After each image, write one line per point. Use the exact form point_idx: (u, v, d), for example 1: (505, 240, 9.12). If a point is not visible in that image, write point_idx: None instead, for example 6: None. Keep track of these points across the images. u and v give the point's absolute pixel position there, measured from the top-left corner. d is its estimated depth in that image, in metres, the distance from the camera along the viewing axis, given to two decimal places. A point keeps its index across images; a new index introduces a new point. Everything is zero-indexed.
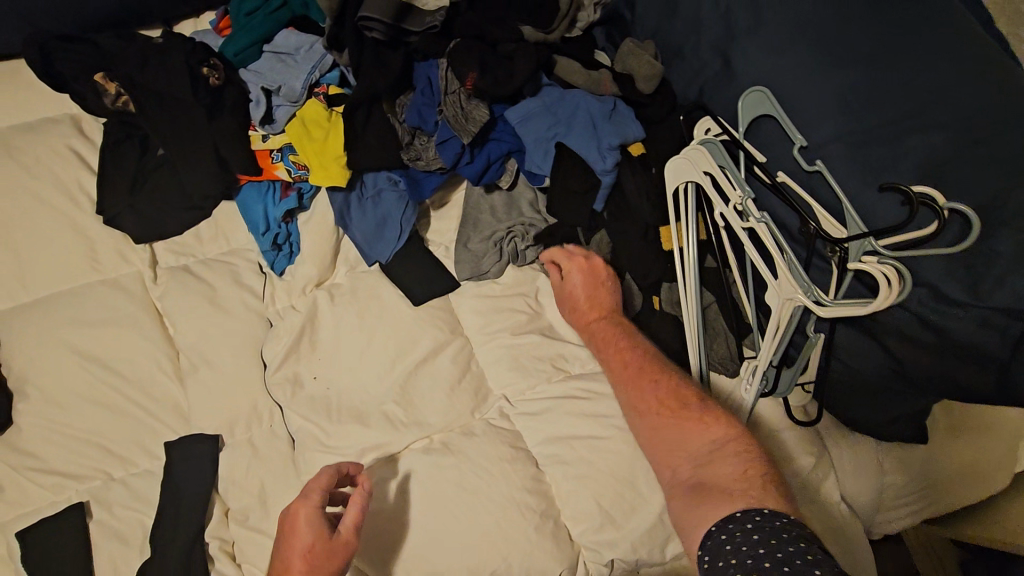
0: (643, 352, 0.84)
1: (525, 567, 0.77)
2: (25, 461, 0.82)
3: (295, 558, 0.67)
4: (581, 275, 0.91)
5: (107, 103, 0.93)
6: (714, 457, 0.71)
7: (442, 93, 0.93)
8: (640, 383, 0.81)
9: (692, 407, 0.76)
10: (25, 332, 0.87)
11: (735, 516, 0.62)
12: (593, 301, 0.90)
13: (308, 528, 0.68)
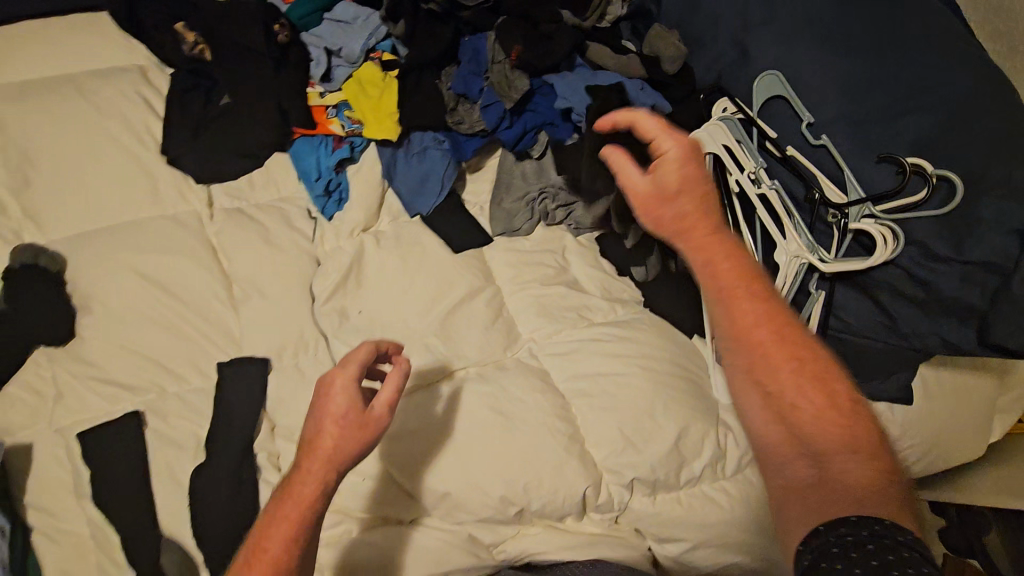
0: (778, 311, 0.67)
1: (555, 484, 0.84)
2: (89, 370, 0.88)
3: (330, 424, 0.70)
4: (681, 169, 0.72)
5: (185, 50, 1.05)
6: (845, 458, 0.61)
7: (488, 62, 1.03)
8: (772, 356, 0.65)
9: (835, 396, 0.64)
10: (92, 255, 0.93)
11: (850, 520, 0.56)
12: (705, 227, 0.70)
13: (346, 396, 0.71)
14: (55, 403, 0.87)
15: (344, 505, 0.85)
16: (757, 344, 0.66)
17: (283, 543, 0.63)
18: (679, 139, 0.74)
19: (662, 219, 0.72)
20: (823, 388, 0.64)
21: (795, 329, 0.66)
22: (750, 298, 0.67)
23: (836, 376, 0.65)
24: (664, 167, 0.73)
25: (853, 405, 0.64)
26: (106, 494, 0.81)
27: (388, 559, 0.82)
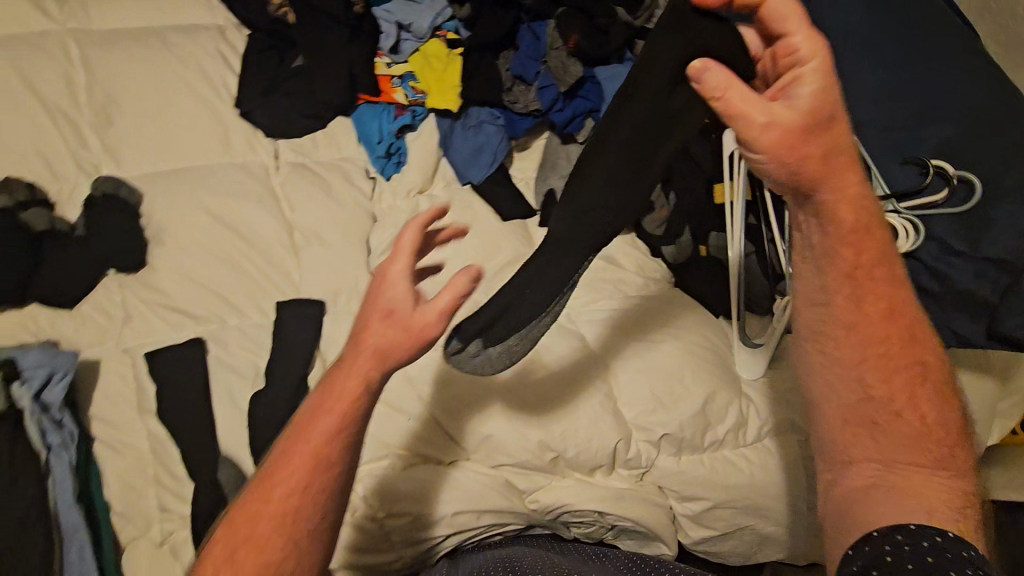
0: (899, 316, 0.72)
1: (591, 434, 0.89)
2: (158, 296, 0.94)
3: (383, 322, 0.66)
4: (821, 91, 0.64)
5: (270, 11, 1.13)
6: (928, 471, 0.68)
7: (547, 48, 1.12)
8: (891, 359, 0.71)
9: (931, 409, 0.71)
10: (168, 192, 1.00)
11: (909, 528, 0.62)
12: (838, 173, 0.67)
13: (397, 289, 0.67)
14: (124, 325, 0.92)
15: (388, 439, 0.89)
16: (880, 346, 0.72)
17: (329, 435, 0.64)
18: (820, 48, 0.65)
19: (797, 150, 0.64)
20: (934, 405, 0.71)
21: (925, 342, 0.73)
22: (886, 296, 0.72)
23: (936, 388, 0.71)
24: (801, 88, 0.64)
25: (953, 424, 0.71)
26: (170, 409, 0.86)
27: (426, 493, 0.86)
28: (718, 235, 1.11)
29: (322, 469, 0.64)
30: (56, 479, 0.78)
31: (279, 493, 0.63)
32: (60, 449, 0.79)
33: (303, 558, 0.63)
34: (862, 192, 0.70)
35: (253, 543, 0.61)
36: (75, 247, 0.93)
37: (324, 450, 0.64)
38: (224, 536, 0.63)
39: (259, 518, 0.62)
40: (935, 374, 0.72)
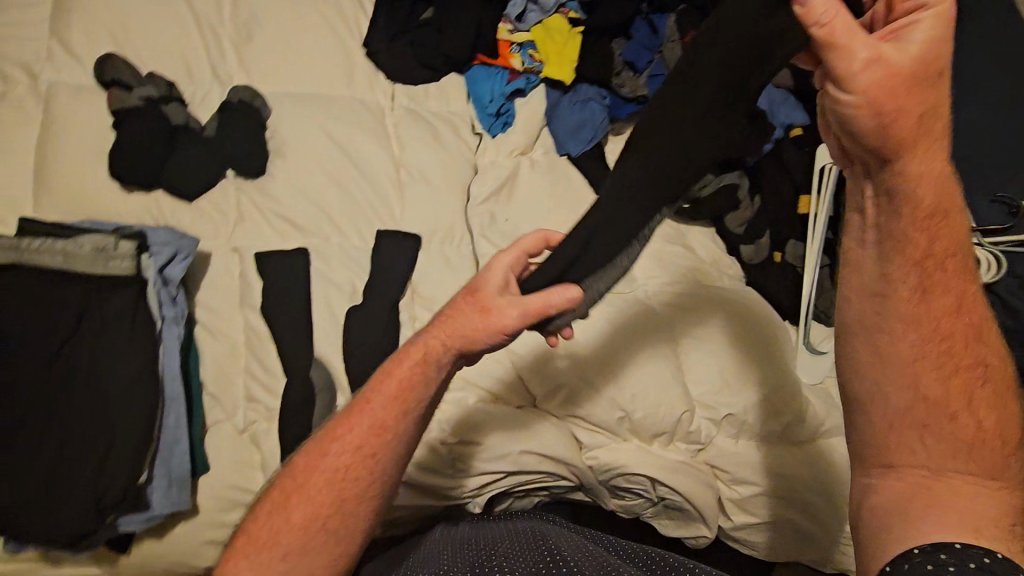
0: (968, 317, 0.68)
1: (660, 399, 0.93)
2: (271, 204, 1.00)
3: (468, 309, 0.74)
4: (935, 39, 0.60)
5: None
6: (973, 482, 0.63)
7: (665, 40, 1.17)
8: (954, 361, 0.67)
9: (984, 418, 0.65)
10: (295, 112, 1.06)
11: (954, 547, 0.55)
12: (926, 137, 0.62)
13: (483, 283, 0.77)
14: (236, 225, 0.98)
15: (467, 374, 0.95)
16: (942, 343, 0.67)
17: (388, 409, 0.72)
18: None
19: (895, 94, 0.59)
20: (988, 412, 0.66)
21: (986, 346, 0.68)
22: (956, 292, 0.68)
23: (994, 395, 0.66)
24: (914, 33, 0.60)
25: (1010, 435, 0.66)
26: (271, 307, 0.91)
27: (497, 428, 0.91)
28: (796, 244, 1.14)
29: (382, 437, 0.72)
30: (165, 349, 0.82)
31: (334, 453, 0.71)
32: (172, 322, 0.84)
33: (348, 515, 0.71)
34: (946, 173, 0.65)
35: (303, 495, 0.70)
36: (203, 145, 0.99)
37: (383, 423, 0.72)
38: (283, 485, 0.72)
39: (315, 471, 0.71)
40: (995, 382, 0.67)
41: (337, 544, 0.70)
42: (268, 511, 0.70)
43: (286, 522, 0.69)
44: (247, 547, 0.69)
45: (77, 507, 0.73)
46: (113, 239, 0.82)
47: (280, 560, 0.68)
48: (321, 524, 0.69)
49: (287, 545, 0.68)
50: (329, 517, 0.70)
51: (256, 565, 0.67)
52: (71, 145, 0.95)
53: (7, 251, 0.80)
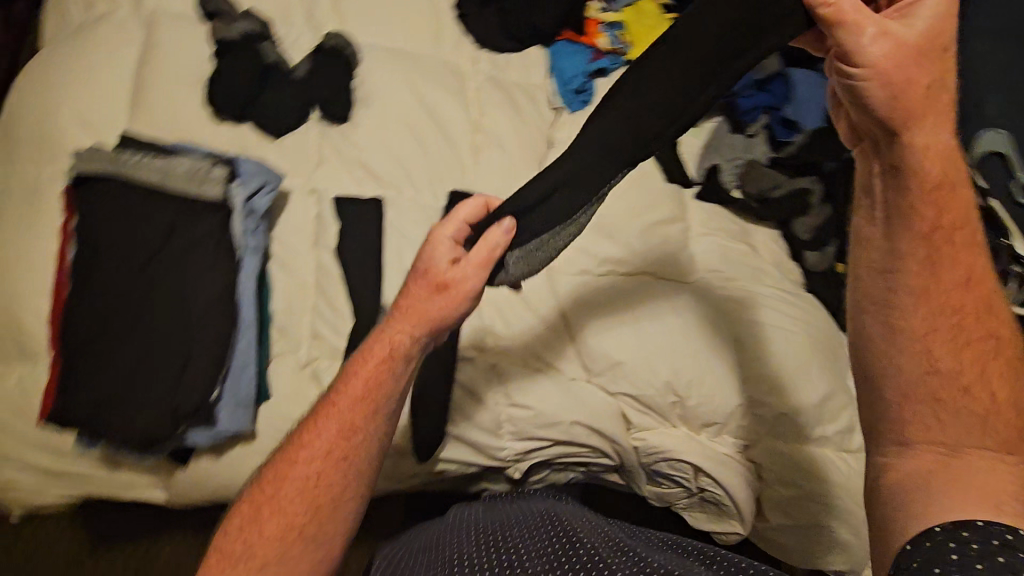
0: (977, 285, 0.67)
1: (714, 388, 0.94)
2: (352, 152, 1.01)
3: (423, 287, 0.75)
4: (939, 18, 0.61)
5: None
6: (990, 456, 0.62)
7: None
8: (964, 333, 0.66)
9: (994, 385, 0.64)
10: (382, 64, 1.07)
11: (974, 525, 0.55)
12: (934, 108, 0.63)
13: (431, 262, 0.75)
14: (317, 167, 1.00)
15: (525, 340, 0.95)
16: (952, 315, 0.66)
17: (352, 403, 0.72)
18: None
19: (900, 67, 0.60)
20: (1001, 384, 0.65)
21: (996, 318, 0.67)
22: (968, 266, 0.67)
23: (1008, 365, 0.66)
24: (920, 10, 0.61)
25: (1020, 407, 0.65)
26: (344, 250, 0.93)
27: (551, 397, 0.91)
28: None
29: (348, 437, 0.72)
30: (243, 275, 0.84)
31: (302, 463, 0.71)
32: (253, 252, 0.86)
33: (325, 521, 0.70)
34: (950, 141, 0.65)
35: (274, 507, 0.70)
36: (294, 86, 1.01)
37: (348, 424, 0.72)
38: (251, 498, 0.72)
39: (286, 481, 0.71)
40: (1005, 353, 0.66)
41: (315, 552, 0.70)
42: (244, 524, 0.70)
43: (259, 536, 0.69)
44: (222, 565, 0.68)
45: (154, 415, 0.77)
46: (207, 163, 0.85)
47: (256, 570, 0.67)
48: (297, 532, 0.69)
49: (266, 557, 0.68)
50: (303, 527, 0.69)
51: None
52: (170, 70, 0.98)
53: (110, 162, 0.84)
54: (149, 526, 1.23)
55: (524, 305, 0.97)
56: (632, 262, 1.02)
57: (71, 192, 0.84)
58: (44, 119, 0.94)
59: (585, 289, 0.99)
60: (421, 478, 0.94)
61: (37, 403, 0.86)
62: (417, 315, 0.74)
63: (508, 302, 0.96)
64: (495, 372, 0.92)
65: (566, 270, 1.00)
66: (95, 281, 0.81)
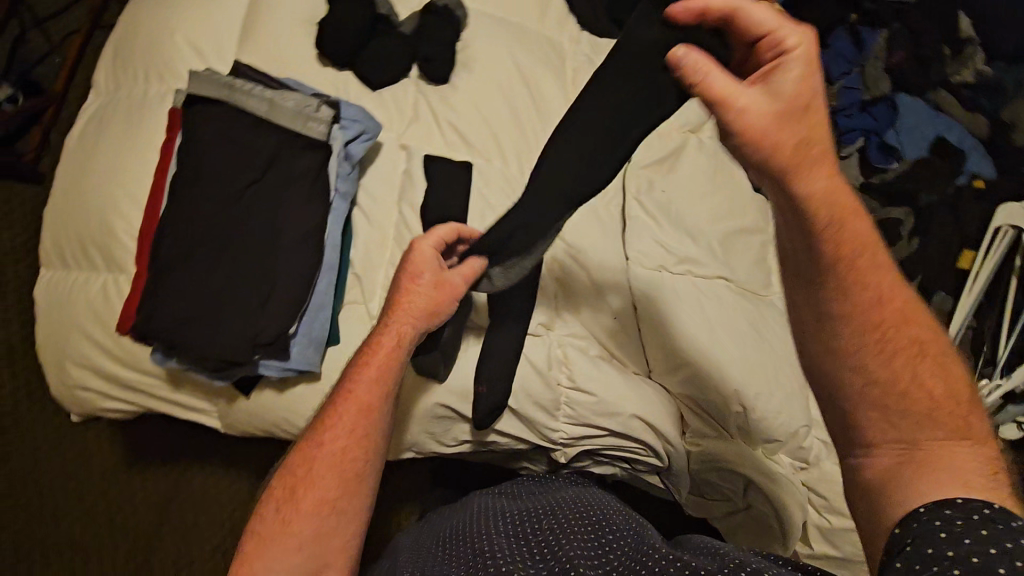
0: (894, 278, 0.59)
1: (784, 407, 0.91)
2: (446, 114, 1.00)
3: (413, 285, 0.76)
4: (804, 78, 0.56)
5: None
6: (951, 444, 0.55)
7: (867, 59, 1.15)
8: (890, 349, 0.58)
9: (923, 374, 0.57)
10: (488, 31, 1.06)
11: (956, 501, 0.50)
12: (807, 160, 0.56)
13: (423, 264, 0.77)
14: (411, 123, 1.00)
15: (595, 327, 0.95)
16: (870, 335, 0.58)
17: (369, 384, 0.71)
18: (809, 38, 0.57)
19: (769, 134, 0.56)
20: (935, 376, 0.58)
21: (916, 318, 0.59)
22: (879, 280, 0.59)
23: (931, 348, 0.59)
24: (782, 77, 0.56)
25: (959, 393, 0.58)
26: (429, 209, 0.92)
27: (618, 389, 0.90)
28: (945, 298, 1.06)
29: (367, 416, 0.69)
30: (332, 218, 0.85)
31: (328, 443, 0.67)
32: (342, 197, 0.87)
33: (353, 501, 0.67)
34: (837, 187, 0.57)
35: (308, 488, 0.66)
36: (400, 39, 1.00)
37: (363, 403, 0.69)
38: (283, 481, 0.67)
39: (314, 462, 0.67)
40: (931, 350, 0.59)
41: (347, 530, 0.67)
42: (276, 509, 0.66)
43: (293, 512, 0.65)
44: (256, 548, 0.63)
45: (236, 340, 0.78)
46: (314, 103, 0.85)
47: (293, 550, 0.63)
48: (331, 508, 0.66)
49: (301, 536, 0.64)
50: (336, 502, 0.66)
51: (274, 562, 0.63)
52: (284, 5, 0.98)
53: (223, 87, 0.84)
54: (191, 450, 1.26)
55: (596, 293, 0.96)
56: (709, 266, 0.99)
57: (179, 111, 0.86)
58: (160, 38, 0.95)
59: (661, 284, 0.96)
60: (469, 446, 0.93)
61: (116, 312, 0.88)
62: (410, 307, 0.75)
63: (588, 285, 0.96)
64: (559, 353, 0.92)
65: (643, 262, 0.97)
66: (192, 201, 0.82)
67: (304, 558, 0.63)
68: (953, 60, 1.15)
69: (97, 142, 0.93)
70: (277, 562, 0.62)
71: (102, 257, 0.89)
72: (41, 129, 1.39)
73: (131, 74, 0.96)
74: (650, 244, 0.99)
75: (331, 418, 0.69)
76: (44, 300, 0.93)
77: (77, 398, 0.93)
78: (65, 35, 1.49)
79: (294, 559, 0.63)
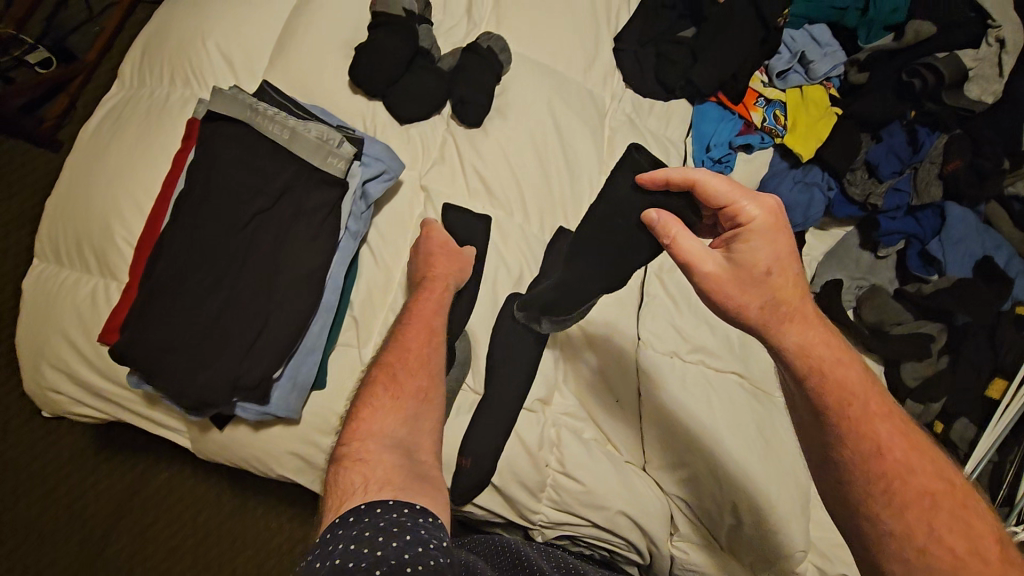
0: (904, 426, 0.56)
1: (781, 526, 0.84)
2: (472, 159, 0.95)
3: (431, 250, 0.84)
4: (767, 246, 0.59)
5: None
6: None
7: (917, 160, 1.08)
8: (895, 496, 0.52)
9: (950, 526, 0.50)
10: (528, 79, 1.01)
11: None
12: (787, 318, 0.59)
13: (443, 237, 0.85)
14: (434, 164, 0.95)
15: (592, 407, 0.90)
16: (875, 482, 0.52)
17: (426, 329, 0.77)
18: (768, 208, 0.59)
19: (735, 294, 0.59)
20: (962, 535, 0.50)
21: (926, 465, 0.53)
22: (878, 429, 0.54)
23: (953, 495, 0.52)
24: (744, 243, 0.59)
25: (987, 553, 0.49)
26: None
27: (609, 481, 0.85)
28: (967, 425, 0.99)
29: (434, 338, 0.77)
30: (337, 258, 0.81)
31: (411, 350, 0.74)
32: (352, 237, 0.83)
33: (435, 396, 0.71)
34: (823, 340, 0.59)
35: (400, 380, 0.70)
36: (438, 75, 0.95)
37: (433, 320, 0.78)
38: (377, 377, 0.71)
39: (406, 361, 0.73)
40: (945, 500, 0.51)
41: (432, 420, 0.69)
42: (380, 393, 0.69)
43: (387, 401, 0.68)
44: (356, 429, 0.66)
45: (212, 379, 0.73)
46: (338, 137, 0.81)
47: (398, 424, 0.66)
48: (423, 395, 0.70)
49: (405, 409, 0.68)
50: (427, 391, 0.71)
51: (379, 430, 0.65)
52: (323, 25, 0.93)
53: (244, 108, 0.80)
54: (162, 452, 1.22)
55: (602, 372, 0.90)
56: (723, 358, 0.94)
57: (197, 123, 0.82)
58: (192, 41, 0.92)
59: (674, 373, 0.91)
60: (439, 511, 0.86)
61: (100, 320, 0.84)
62: (438, 276, 0.82)
63: (597, 362, 0.91)
64: (552, 434, 0.87)
65: (656, 344, 0.93)
66: (194, 220, 0.77)
67: (405, 433, 0.66)
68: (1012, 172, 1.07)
69: (110, 138, 0.90)
70: (374, 438, 0.64)
71: (96, 258, 0.86)
72: (66, 98, 1.36)
73: (157, 74, 0.93)
74: (665, 328, 0.94)
75: (406, 335, 0.76)
76: (30, 294, 0.90)
77: (50, 399, 0.90)
78: (107, 9, 1.47)
79: (397, 431, 0.66)
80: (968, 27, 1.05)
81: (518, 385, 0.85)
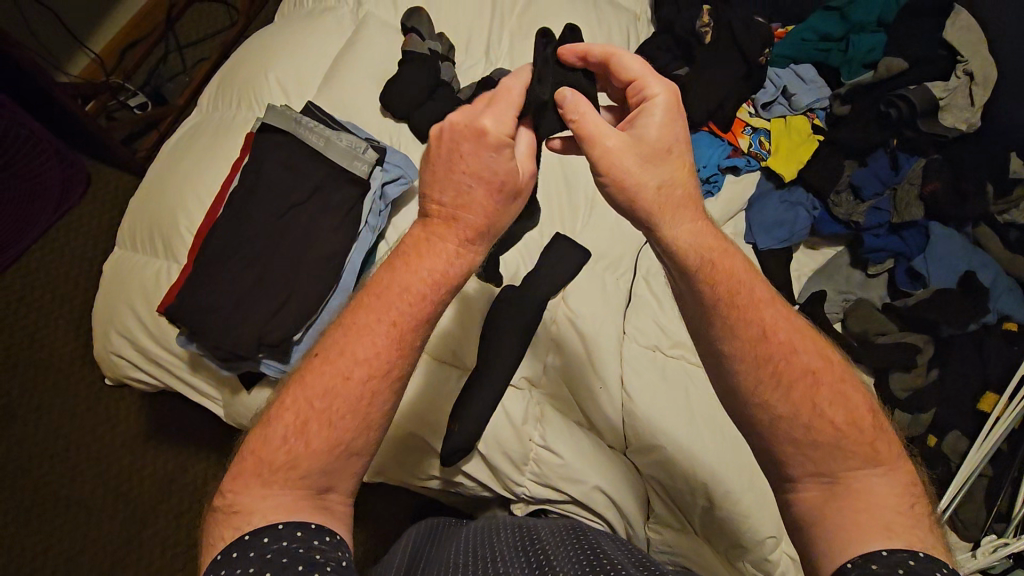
0: (791, 316, 0.62)
1: (755, 499, 0.90)
2: None
3: (477, 186, 0.60)
4: (666, 124, 0.62)
5: (697, 25, 1.26)
6: (865, 474, 0.55)
7: (897, 181, 1.14)
8: (784, 383, 0.57)
9: (825, 402, 0.57)
10: None
11: (880, 553, 0.49)
12: (666, 205, 0.62)
13: (502, 174, 0.60)
14: None
15: (577, 393, 0.96)
16: (764, 370, 0.58)
17: (384, 325, 0.57)
18: (669, 89, 0.63)
19: (637, 171, 0.61)
20: (835, 405, 0.57)
21: (809, 347, 0.59)
22: (780, 327, 0.60)
23: (823, 365, 0.59)
24: (646, 119, 0.62)
25: (864, 424, 0.57)
26: None
27: (587, 460, 0.93)
28: (960, 438, 1.01)
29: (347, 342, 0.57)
30: (357, 246, 0.95)
31: (331, 369, 0.55)
32: (371, 230, 0.97)
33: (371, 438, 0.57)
34: (702, 230, 0.63)
35: (327, 419, 0.55)
36: (454, 102, 1.11)
37: (386, 324, 0.57)
38: (296, 408, 0.55)
39: (335, 396, 0.55)
40: (827, 378, 0.58)
41: (353, 468, 0.57)
42: (279, 439, 0.54)
43: (309, 447, 0.54)
44: (256, 468, 0.53)
45: (244, 337, 0.87)
46: (364, 145, 0.97)
47: (295, 484, 0.53)
48: (340, 451, 0.55)
49: (311, 469, 0.54)
50: (350, 445, 0.55)
51: (267, 484, 0.53)
52: (362, 62, 1.13)
53: (289, 121, 0.98)
54: (197, 437, 1.35)
55: (587, 362, 0.97)
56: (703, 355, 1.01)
57: (251, 135, 1.00)
58: (257, 75, 1.12)
59: (654, 365, 0.99)
60: (438, 483, 0.97)
61: (161, 295, 1.01)
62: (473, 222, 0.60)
63: (581, 349, 0.98)
64: (536, 412, 0.96)
65: (639, 339, 1.01)
66: (241, 210, 0.94)
67: (303, 493, 0.53)
68: (998, 199, 1.09)
69: (184, 150, 1.09)
70: (266, 506, 0.52)
71: (164, 247, 1.03)
72: (157, 135, 1.61)
73: (227, 100, 1.14)
74: (651, 326, 1.02)
75: (349, 345, 0.57)
76: (108, 276, 1.08)
77: (113, 363, 1.07)
78: (197, 62, 1.71)
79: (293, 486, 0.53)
80: (936, 64, 1.13)
81: (506, 364, 0.94)
